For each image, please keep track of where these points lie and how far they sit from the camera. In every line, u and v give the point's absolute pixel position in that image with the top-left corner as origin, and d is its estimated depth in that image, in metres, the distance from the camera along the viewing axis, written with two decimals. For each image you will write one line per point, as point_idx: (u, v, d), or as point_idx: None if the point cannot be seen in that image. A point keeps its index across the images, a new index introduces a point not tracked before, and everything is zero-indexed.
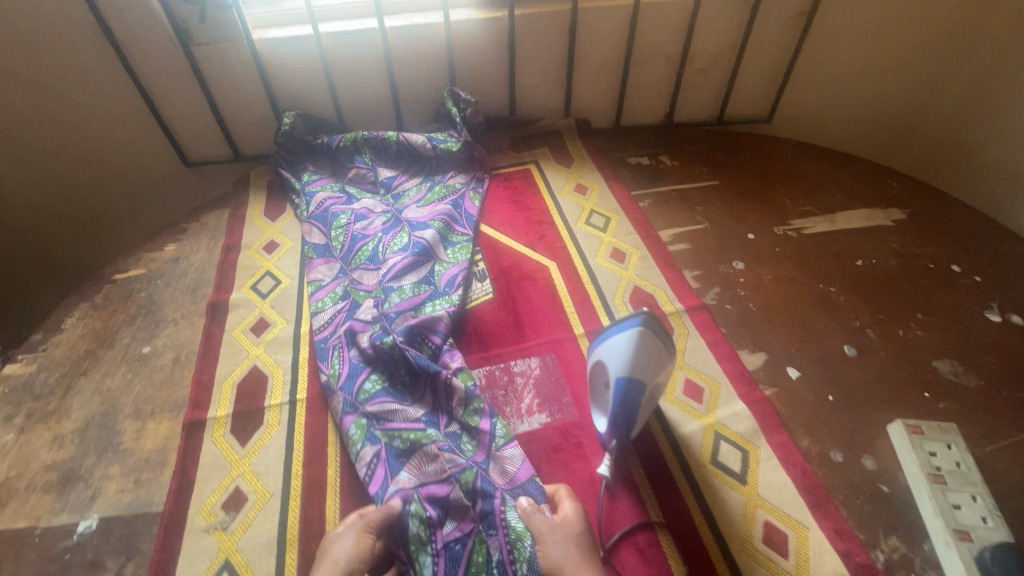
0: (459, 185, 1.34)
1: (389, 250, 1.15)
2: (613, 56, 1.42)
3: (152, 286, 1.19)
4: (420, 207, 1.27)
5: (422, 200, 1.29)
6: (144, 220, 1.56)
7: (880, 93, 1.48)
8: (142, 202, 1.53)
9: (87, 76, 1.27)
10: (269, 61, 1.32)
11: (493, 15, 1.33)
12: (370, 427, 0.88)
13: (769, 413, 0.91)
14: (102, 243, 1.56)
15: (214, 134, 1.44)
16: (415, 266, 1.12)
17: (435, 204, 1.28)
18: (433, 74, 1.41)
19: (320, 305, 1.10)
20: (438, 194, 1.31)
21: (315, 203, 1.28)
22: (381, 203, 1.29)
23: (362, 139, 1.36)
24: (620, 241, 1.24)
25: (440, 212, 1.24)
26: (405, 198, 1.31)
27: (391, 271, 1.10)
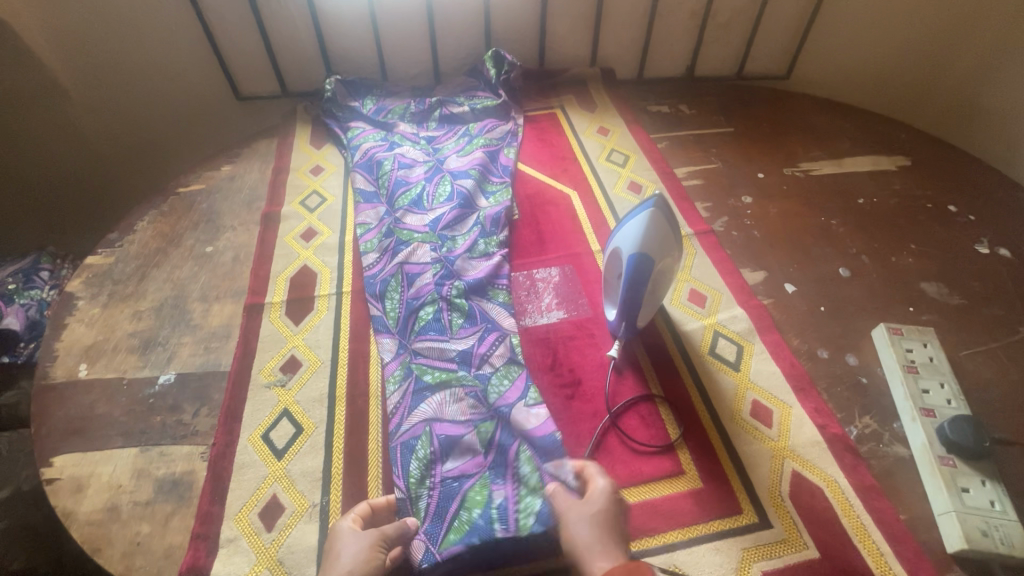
0: (492, 141, 1.39)
1: (434, 200, 1.22)
2: (640, 6, 1.50)
3: (211, 199, 1.32)
4: (458, 157, 1.34)
5: (461, 152, 1.36)
6: (198, 149, 1.70)
7: (898, 51, 1.52)
8: (197, 132, 1.67)
9: (156, 6, 1.39)
10: (319, 1, 1.43)
11: None
12: (410, 363, 0.94)
13: (764, 316, 1.02)
14: (158, 168, 1.72)
15: (264, 70, 1.56)
16: (459, 223, 1.18)
17: (468, 155, 1.34)
18: (470, 20, 1.50)
19: (368, 247, 1.15)
20: (475, 146, 1.37)
21: (360, 153, 1.36)
22: (421, 151, 1.35)
23: (410, 110, 1.46)
24: (637, 176, 1.34)
25: (477, 160, 1.31)
26: (444, 151, 1.37)
27: (441, 221, 1.18)
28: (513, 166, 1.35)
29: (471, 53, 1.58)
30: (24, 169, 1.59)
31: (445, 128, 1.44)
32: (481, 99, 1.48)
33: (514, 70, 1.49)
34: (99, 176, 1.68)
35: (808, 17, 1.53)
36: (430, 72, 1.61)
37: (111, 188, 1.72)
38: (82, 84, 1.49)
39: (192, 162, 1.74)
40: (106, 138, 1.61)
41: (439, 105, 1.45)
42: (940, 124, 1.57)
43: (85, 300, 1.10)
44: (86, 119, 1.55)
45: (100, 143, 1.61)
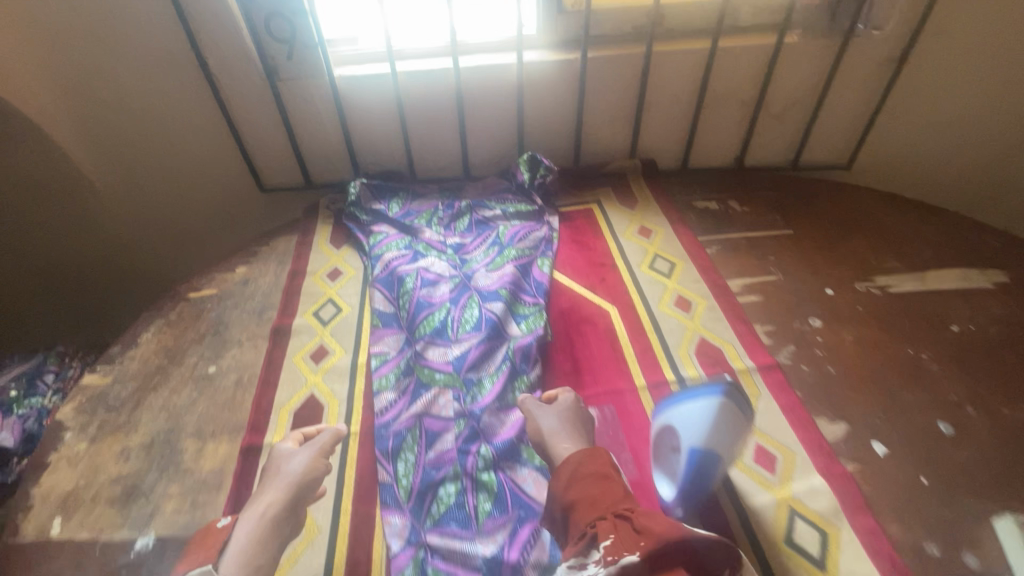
0: (523, 251, 1.27)
1: (460, 327, 1.10)
2: (684, 98, 1.39)
3: (222, 307, 1.24)
4: (486, 271, 1.23)
5: (489, 265, 1.25)
6: (220, 242, 1.65)
7: (979, 141, 1.43)
8: (221, 226, 1.62)
9: (183, 105, 1.37)
10: (347, 97, 1.38)
11: (565, 58, 1.33)
12: (426, 563, 0.79)
13: (852, 492, 0.83)
14: (181, 260, 1.68)
15: (289, 162, 1.51)
16: (484, 362, 1.04)
17: (495, 271, 1.23)
18: (502, 114, 1.42)
19: (382, 384, 1.03)
20: (503, 258, 1.26)
21: (380, 264, 1.26)
22: (449, 265, 1.24)
23: (437, 215, 1.39)
24: (685, 288, 1.19)
25: (509, 277, 1.20)
26: (471, 264, 1.26)
27: (467, 359, 1.03)
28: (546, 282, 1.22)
29: (503, 146, 1.49)
30: (54, 262, 1.60)
31: (475, 232, 1.35)
32: (516, 204, 1.39)
33: (552, 173, 1.40)
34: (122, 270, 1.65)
35: (874, 108, 1.40)
36: (458, 164, 1.53)
37: (133, 282, 1.69)
38: (108, 176, 1.47)
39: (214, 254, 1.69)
40: (129, 231, 1.59)
41: (470, 213, 1.39)
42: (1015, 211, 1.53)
43: (73, 432, 1.00)
44: (110, 212, 1.54)
45: (125, 237, 1.60)
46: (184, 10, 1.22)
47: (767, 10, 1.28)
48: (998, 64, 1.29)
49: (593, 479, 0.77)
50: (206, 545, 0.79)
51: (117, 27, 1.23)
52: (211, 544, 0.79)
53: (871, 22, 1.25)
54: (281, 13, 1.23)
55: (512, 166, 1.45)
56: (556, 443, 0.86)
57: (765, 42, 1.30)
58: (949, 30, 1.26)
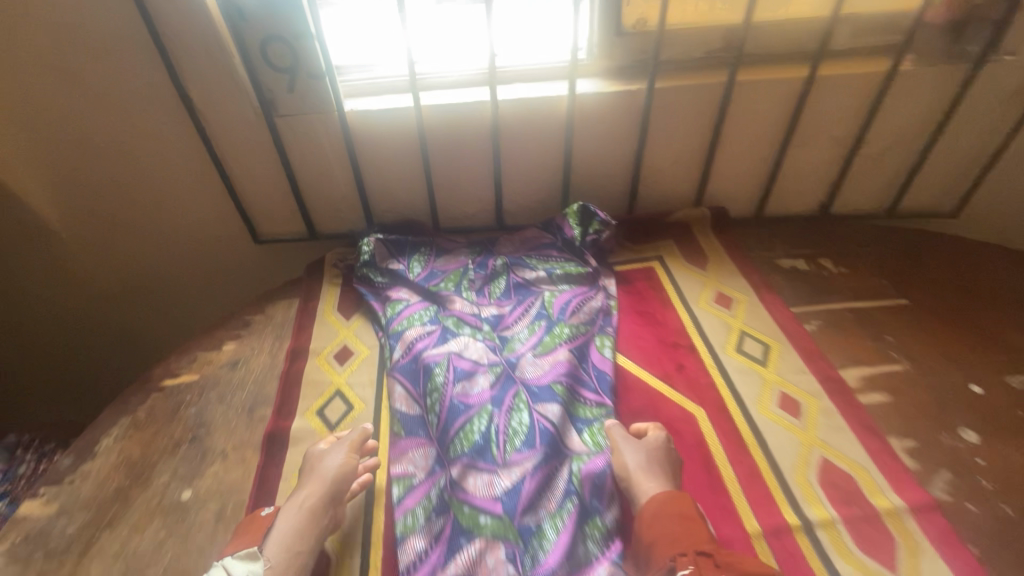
0: (577, 328, 1.03)
1: (507, 442, 0.86)
2: (766, 137, 1.15)
3: (204, 401, 1.00)
4: (534, 356, 0.99)
5: (536, 347, 1.01)
6: (213, 299, 1.43)
7: None
8: (212, 282, 1.39)
9: (163, 147, 1.14)
10: (359, 135, 1.15)
11: (627, 89, 1.09)
12: None
13: None
14: (169, 322, 1.47)
15: (289, 210, 1.27)
16: (543, 495, 0.80)
17: (545, 356, 0.99)
18: (545, 155, 1.18)
19: (408, 527, 0.79)
20: (553, 339, 1.01)
21: (400, 344, 1.03)
22: (487, 347, 1.00)
23: (468, 277, 1.15)
24: (789, 382, 0.94)
25: (565, 367, 0.95)
26: (513, 346, 1.02)
27: (520, 495, 0.80)
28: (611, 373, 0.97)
29: (544, 191, 1.25)
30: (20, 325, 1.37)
31: (514, 298, 1.12)
32: (563, 262, 1.15)
33: (609, 228, 1.16)
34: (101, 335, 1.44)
35: (997, 149, 1.15)
36: (490, 212, 1.29)
37: (117, 347, 1.48)
38: (76, 228, 1.24)
39: (207, 313, 1.47)
40: (105, 289, 1.36)
41: (508, 274, 1.16)
42: None
43: None
44: (79, 269, 1.30)
45: (102, 298, 1.38)
46: (162, 32, 0.99)
47: (876, 31, 1.05)
48: None
49: (676, 517, 0.71)
50: (252, 530, 0.76)
51: (80, 58, 1.01)
52: (257, 529, 0.76)
53: (1003, 47, 1.04)
54: (280, 36, 1.01)
55: (558, 216, 1.21)
56: (633, 478, 0.78)
57: (872, 71, 1.06)
58: None
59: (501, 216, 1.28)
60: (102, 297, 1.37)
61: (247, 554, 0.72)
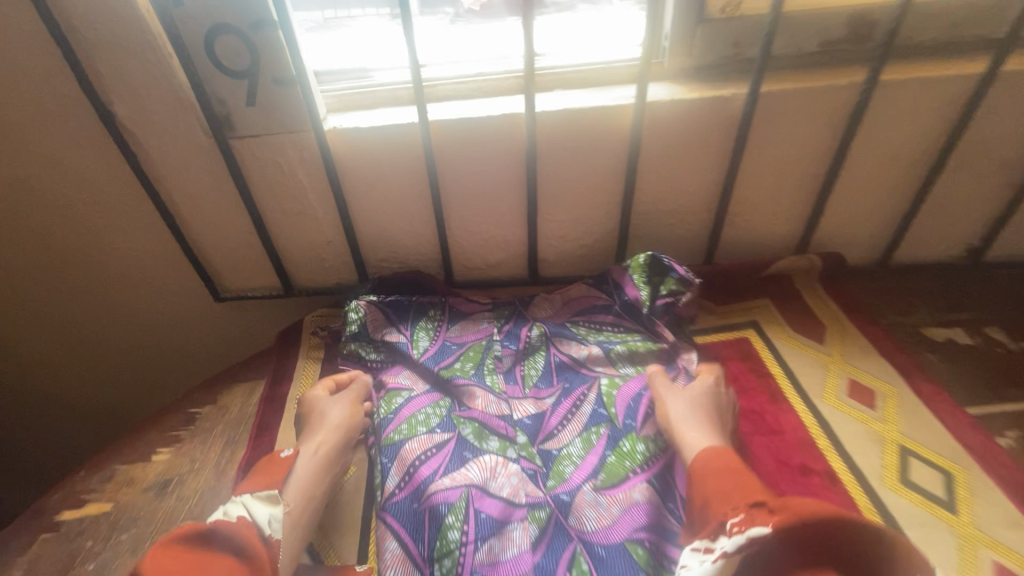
0: (656, 443, 0.71)
1: None
2: (907, 161, 0.83)
3: (109, 554, 0.68)
4: (595, 492, 0.68)
5: (596, 475, 0.70)
6: (165, 374, 1.12)
7: None
8: (164, 354, 1.09)
9: (83, 182, 0.85)
10: (345, 163, 0.84)
11: (715, 95, 0.78)
12: None
13: None
14: (115, 401, 1.16)
15: (259, 260, 0.97)
16: None
17: (611, 493, 0.68)
18: (597, 187, 0.87)
19: None
20: (622, 462, 0.70)
21: (398, 466, 0.71)
22: (524, 475, 0.70)
23: (492, 355, 0.85)
24: (999, 545, 0.60)
25: (645, 516, 0.64)
26: (561, 472, 0.71)
27: None
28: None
29: (594, 234, 0.93)
30: None
31: (556, 386, 0.81)
32: (618, 333, 0.85)
33: (688, 287, 0.84)
34: (29, 413, 1.14)
35: None
36: (521, 261, 0.98)
37: (42, 428, 1.18)
38: None
39: (161, 392, 1.16)
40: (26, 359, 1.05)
41: (547, 348, 0.85)
42: None
43: None
44: None
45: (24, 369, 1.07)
46: (62, 22, 0.70)
47: None
48: None
49: (728, 469, 0.58)
50: (266, 471, 0.68)
51: None
52: (274, 467, 0.68)
53: None
54: (228, 25, 0.72)
55: (612, 269, 0.90)
56: (673, 426, 0.69)
57: None
58: None
59: (535, 266, 0.97)
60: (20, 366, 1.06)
61: (264, 497, 0.64)
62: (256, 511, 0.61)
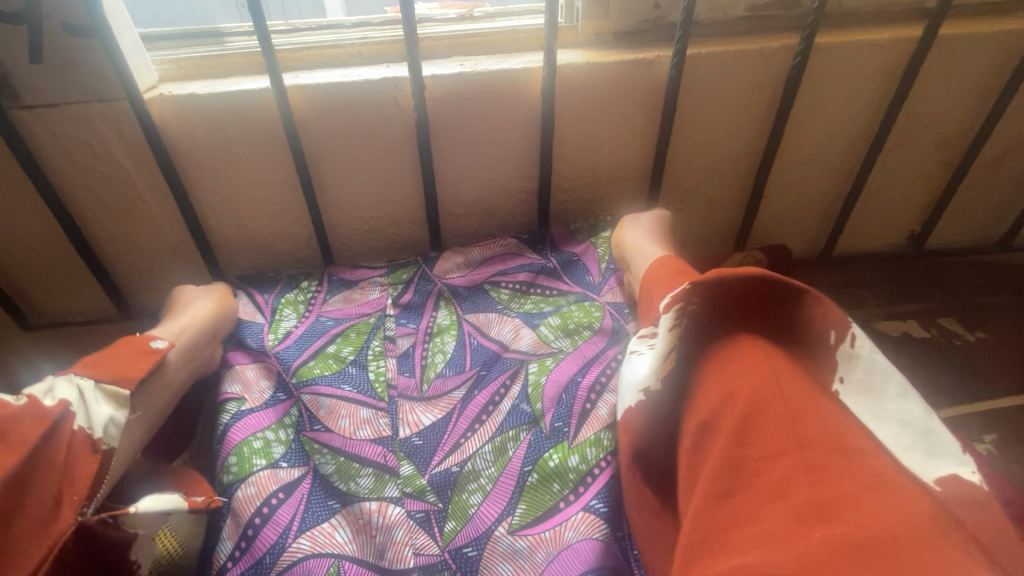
0: (596, 449, 0.54)
1: None
2: (846, 137, 0.75)
3: None
4: (511, 536, 0.51)
5: (514, 510, 0.53)
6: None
7: None
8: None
9: None
10: (181, 144, 0.65)
11: (636, 59, 0.66)
12: None
13: None
14: None
15: (77, 274, 0.75)
16: None
17: (533, 533, 0.51)
18: (507, 172, 0.73)
19: None
20: (550, 485, 0.53)
21: (233, 526, 0.53)
22: (412, 522, 0.53)
23: (383, 338, 0.67)
24: None
25: (582, 561, 0.48)
26: (464, 507, 0.54)
27: None
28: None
29: (507, 229, 0.79)
30: None
31: (466, 372, 0.63)
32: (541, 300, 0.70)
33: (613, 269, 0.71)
34: None
35: None
36: None
37: None
38: None
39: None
40: None
41: (458, 325, 0.68)
42: None
43: None
44: None
45: None
46: None
47: None
48: None
49: (680, 269, 0.50)
50: (127, 360, 0.53)
51: None
52: (137, 360, 0.53)
53: None
54: None
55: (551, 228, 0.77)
56: (629, 247, 0.69)
57: (1010, 32, 0.68)
58: None
59: None
60: None
61: (110, 393, 0.49)
62: (91, 407, 0.48)
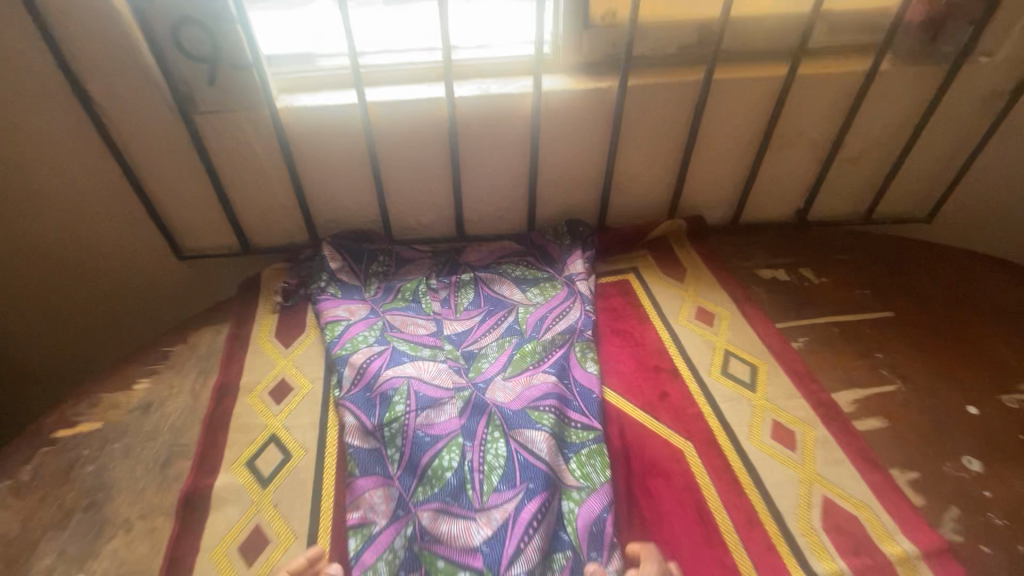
0: (553, 343, 0.94)
1: (487, 492, 0.74)
2: (743, 141, 1.08)
3: (105, 457, 0.82)
4: (504, 379, 0.89)
5: (506, 369, 0.91)
6: (133, 328, 1.24)
7: None
8: (133, 309, 1.21)
9: (58, 152, 0.96)
10: (294, 137, 1.00)
11: (597, 86, 0.98)
12: None
13: None
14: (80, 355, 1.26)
15: (218, 223, 1.11)
16: (522, 548, 0.67)
17: (517, 378, 0.89)
18: (509, 161, 1.07)
19: None
20: (526, 359, 0.92)
21: (350, 369, 0.89)
22: (450, 369, 0.89)
23: (428, 288, 1.06)
24: (781, 409, 0.85)
25: (542, 391, 0.85)
26: (480, 367, 0.91)
27: (507, 536, 0.69)
28: (597, 392, 0.87)
29: (508, 198, 1.13)
30: None
31: (483, 308, 1.02)
32: (528, 270, 1.09)
33: (590, 247, 1.11)
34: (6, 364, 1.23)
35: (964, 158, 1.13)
36: (449, 221, 1.17)
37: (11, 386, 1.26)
38: None
39: (127, 342, 1.28)
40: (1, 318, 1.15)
41: (474, 283, 1.07)
42: None
43: None
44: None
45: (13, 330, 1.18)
46: (44, 15, 0.82)
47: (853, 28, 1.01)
48: None
49: None
50: None
51: None
52: None
53: (979, 47, 1.00)
54: (193, 18, 0.85)
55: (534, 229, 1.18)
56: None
57: (851, 71, 1.00)
58: None
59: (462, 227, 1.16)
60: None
61: None
62: None
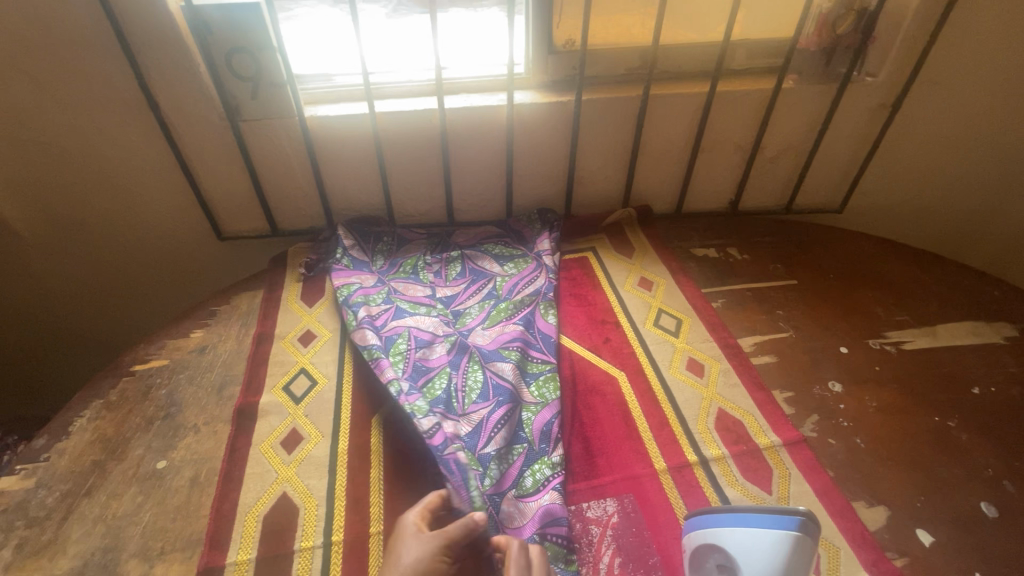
0: (523, 301, 1.18)
1: (466, 402, 0.98)
2: (680, 144, 1.33)
3: (174, 382, 1.07)
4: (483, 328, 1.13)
5: (485, 320, 1.15)
6: (183, 292, 1.51)
7: (958, 190, 1.45)
8: (182, 277, 1.48)
9: (131, 149, 1.22)
10: (317, 139, 1.25)
11: (558, 100, 1.24)
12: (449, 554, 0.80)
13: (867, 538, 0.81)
14: (137, 311, 1.54)
15: (253, 210, 1.36)
16: (490, 436, 0.92)
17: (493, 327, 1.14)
18: (489, 159, 1.32)
19: None
20: (501, 313, 1.17)
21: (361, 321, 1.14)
22: (440, 321, 1.14)
23: (424, 262, 1.30)
24: (696, 349, 1.10)
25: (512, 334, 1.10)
26: (464, 319, 1.16)
27: (480, 429, 0.93)
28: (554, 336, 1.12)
29: (490, 190, 1.39)
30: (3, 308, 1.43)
31: (467, 277, 1.26)
32: (506, 248, 1.33)
33: (556, 230, 1.36)
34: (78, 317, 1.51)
35: (863, 158, 1.38)
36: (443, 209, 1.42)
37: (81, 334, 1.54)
38: (46, 227, 1.31)
39: (175, 305, 1.55)
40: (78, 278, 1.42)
41: (461, 258, 1.32)
42: (995, 258, 1.55)
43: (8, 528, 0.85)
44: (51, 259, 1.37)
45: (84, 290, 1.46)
46: (131, 47, 1.08)
47: (764, 54, 1.26)
48: (978, 115, 1.30)
49: None
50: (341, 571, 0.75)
51: (59, 70, 1.09)
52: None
53: (864, 69, 1.26)
54: (243, 49, 1.11)
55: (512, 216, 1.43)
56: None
57: (761, 88, 1.26)
58: (942, 78, 1.25)
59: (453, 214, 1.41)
60: (76, 281, 1.43)
61: None
62: None
